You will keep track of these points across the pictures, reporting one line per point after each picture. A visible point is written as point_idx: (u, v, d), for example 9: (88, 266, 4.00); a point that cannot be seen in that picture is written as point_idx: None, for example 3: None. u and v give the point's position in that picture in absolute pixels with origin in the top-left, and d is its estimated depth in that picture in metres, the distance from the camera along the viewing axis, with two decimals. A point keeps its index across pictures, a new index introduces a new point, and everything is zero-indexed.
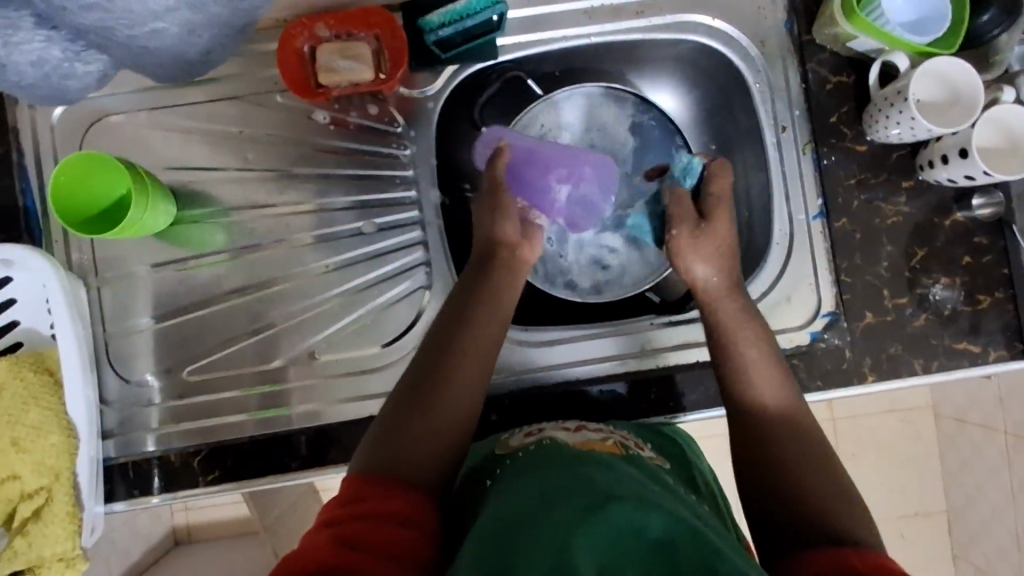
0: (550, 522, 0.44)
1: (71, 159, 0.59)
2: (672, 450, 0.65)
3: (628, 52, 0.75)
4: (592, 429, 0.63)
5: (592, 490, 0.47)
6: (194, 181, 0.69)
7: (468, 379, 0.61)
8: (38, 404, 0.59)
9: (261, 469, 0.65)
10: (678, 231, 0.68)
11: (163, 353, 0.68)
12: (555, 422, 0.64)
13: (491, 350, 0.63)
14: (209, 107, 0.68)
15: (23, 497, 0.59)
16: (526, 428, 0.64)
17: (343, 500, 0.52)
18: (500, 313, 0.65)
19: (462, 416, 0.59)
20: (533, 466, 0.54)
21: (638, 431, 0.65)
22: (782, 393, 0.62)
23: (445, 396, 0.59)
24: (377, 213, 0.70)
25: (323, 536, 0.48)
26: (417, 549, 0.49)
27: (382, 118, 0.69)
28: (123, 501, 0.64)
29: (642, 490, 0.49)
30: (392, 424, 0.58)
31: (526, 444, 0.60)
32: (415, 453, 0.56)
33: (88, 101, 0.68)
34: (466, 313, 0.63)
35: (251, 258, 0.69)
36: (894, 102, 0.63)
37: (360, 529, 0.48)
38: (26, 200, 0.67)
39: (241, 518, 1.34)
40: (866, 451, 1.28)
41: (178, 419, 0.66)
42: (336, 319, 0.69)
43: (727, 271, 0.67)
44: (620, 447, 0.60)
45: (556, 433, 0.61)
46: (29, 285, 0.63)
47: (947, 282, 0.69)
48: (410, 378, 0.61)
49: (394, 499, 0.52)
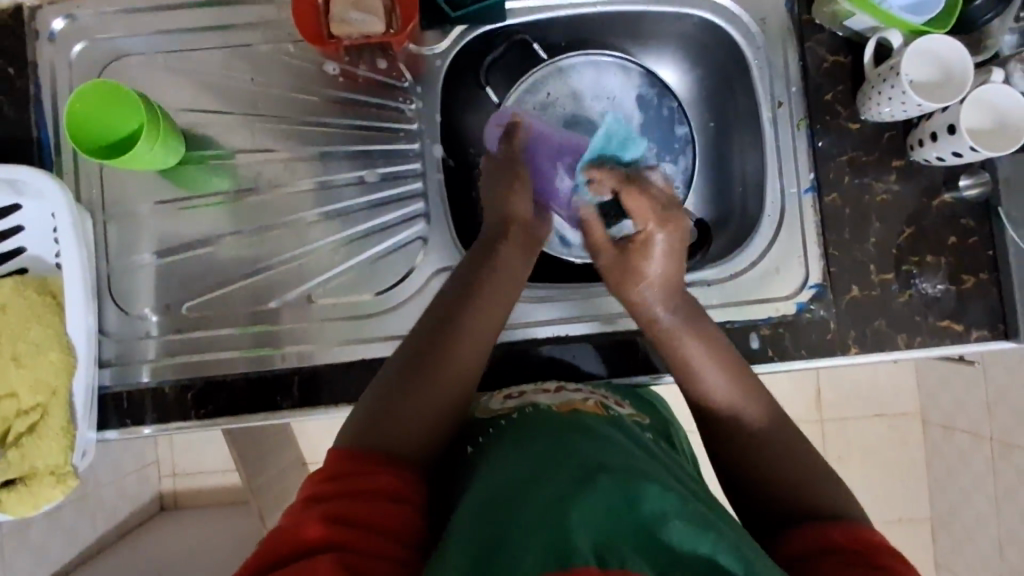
0: (542, 499, 0.45)
1: (86, 87, 0.61)
2: (650, 411, 0.68)
3: (633, 25, 0.77)
4: (571, 389, 0.65)
5: (583, 470, 0.47)
6: (204, 125, 0.71)
7: (469, 361, 0.61)
8: (39, 321, 0.61)
9: (253, 405, 0.66)
10: (602, 258, 0.69)
11: (164, 290, 0.69)
12: (535, 385, 0.66)
13: (490, 329, 0.63)
14: (224, 53, 0.71)
15: (18, 414, 0.60)
16: (505, 392, 0.66)
17: (330, 473, 0.52)
18: (496, 296, 0.65)
19: (455, 395, 0.60)
20: (516, 443, 0.55)
21: (615, 392, 0.68)
22: (744, 382, 0.61)
23: (440, 374, 0.59)
24: (380, 164, 0.72)
25: (314, 511, 0.48)
26: (409, 526, 0.49)
27: (391, 73, 0.71)
28: (116, 429, 0.65)
29: (630, 462, 0.50)
30: (386, 400, 0.58)
31: (518, 408, 0.62)
32: (407, 428, 0.57)
33: (106, 41, 0.70)
34: (466, 294, 0.64)
35: (255, 203, 0.71)
36: (886, 77, 0.65)
37: (352, 507, 0.48)
38: (40, 132, 0.68)
39: (229, 489, 1.34)
40: (853, 454, 1.28)
41: (174, 352, 0.68)
42: (334, 265, 0.70)
43: (658, 283, 0.65)
44: (601, 407, 0.61)
45: (538, 398, 0.63)
46: (37, 210, 0.65)
47: (932, 262, 0.71)
48: (405, 355, 0.61)
49: (386, 473, 0.52)
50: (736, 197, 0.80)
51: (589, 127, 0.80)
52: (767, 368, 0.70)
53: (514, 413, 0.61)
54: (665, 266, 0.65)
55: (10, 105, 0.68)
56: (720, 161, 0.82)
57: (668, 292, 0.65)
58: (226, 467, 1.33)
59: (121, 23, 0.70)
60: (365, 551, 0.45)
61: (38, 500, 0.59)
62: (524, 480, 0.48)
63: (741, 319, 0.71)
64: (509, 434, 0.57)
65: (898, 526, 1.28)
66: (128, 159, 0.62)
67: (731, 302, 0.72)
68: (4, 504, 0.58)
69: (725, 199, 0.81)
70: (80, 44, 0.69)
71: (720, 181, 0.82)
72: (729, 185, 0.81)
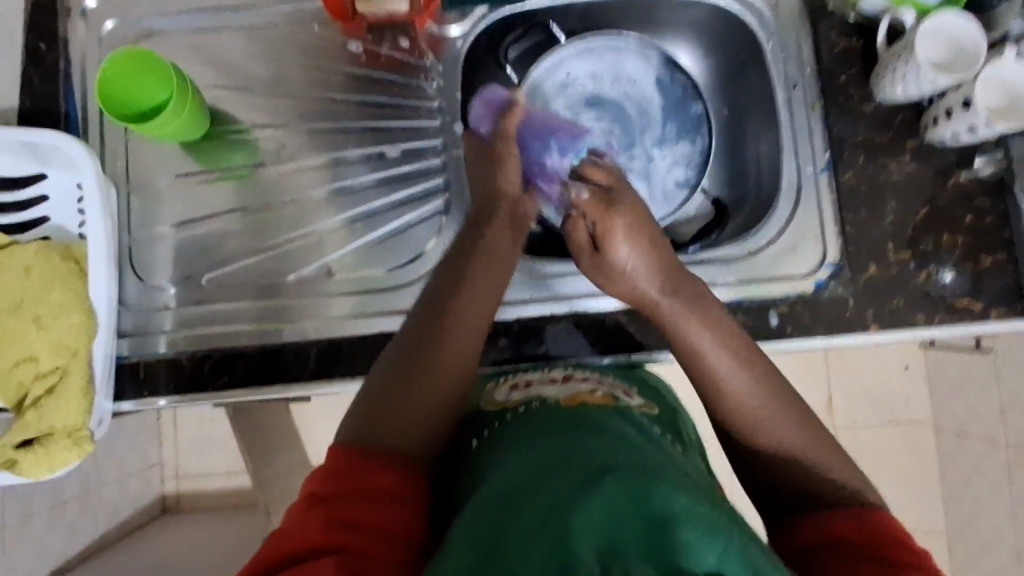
0: (543, 500, 0.42)
1: (116, 57, 0.63)
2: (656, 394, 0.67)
3: (647, 12, 0.79)
4: (578, 378, 0.63)
5: (589, 467, 0.44)
6: (229, 102, 0.72)
7: (462, 351, 0.58)
8: (62, 284, 0.61)
9: (268, 376, 0.65)
10: (581, 262, 0.64)
11: (183, 262, 0.70)
12: (542, 374, 0.64)
13: (485, 316, 0.61)
14: (250, 32, 0.72)
15: (37, 378, 0.60)
16: (511, 380, 0.64)
17: (330, 470, 0.50)
18: (491, 282, 0.62)
19: (455, 386, 0.58)
20: (522, 441, 0.52)
21: (624, 376, 0.66)
22: (757, 376, 0.59)
23: (437, 365, 0.57)
24: (401, 141, 0.73)
25: (315, 514, 0.47)
26: (411, 527, 0.48)
27: (412, 52, 0.73)
28: (131, 400, 0.65)
29: (642, 462, 0.46)
30: (384, 394, 0.56)
31: (523, 403, 0.59)
32: (405, 422, 0.55)
33: (136, 20, 0.72)
34: (458, 281, 0.61)
35: (277, 177, 0.72)
36: (901, 55, 0.67)
37: (351, 508, 0.47)
38: (67, 105, 0.70)
39: (229, 494, 1.29)
40: (873, 462, 1.23)
41: (191, 323, 0.68)
42: (354, 239, 0.71)
43: (647, 271, 0.61)
44: (610, 399, 0.60)
45: (545, 390, 0.60)
46: (61, 179, 0.66)
47: (948, 241, 0.70)
48: (400, 349, 0.58)
49: (388, 472, 0.50)
50: (751, 180, 0.81)
51: (609, 108, 0.82)
52: (787, 346, 0.70)
53: (520, 407, 0.58)
54: (648, 255, 0.61)
55: (39, 78, 0.69)
56: (734, 146, 0.84)
57: (652, 271, 0.61)
58: (232, 468, 1.28)
59: (152, 2, 0.72)
60: (367, 556, 0.45)
61: (55, 463, 0.58)
62: (526, 481, 0.45)
63: (759, 296, 0.71)
64: (515, 431, 0.55)
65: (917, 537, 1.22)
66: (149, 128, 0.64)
67: (746, 279, 0.72)
68: (19, 465, 0.58)
69: (740, 184, 0.83)
70: (111, 21, 0.71)
71: (735, 169, 0.84)
72: (743, 171, 0.83)
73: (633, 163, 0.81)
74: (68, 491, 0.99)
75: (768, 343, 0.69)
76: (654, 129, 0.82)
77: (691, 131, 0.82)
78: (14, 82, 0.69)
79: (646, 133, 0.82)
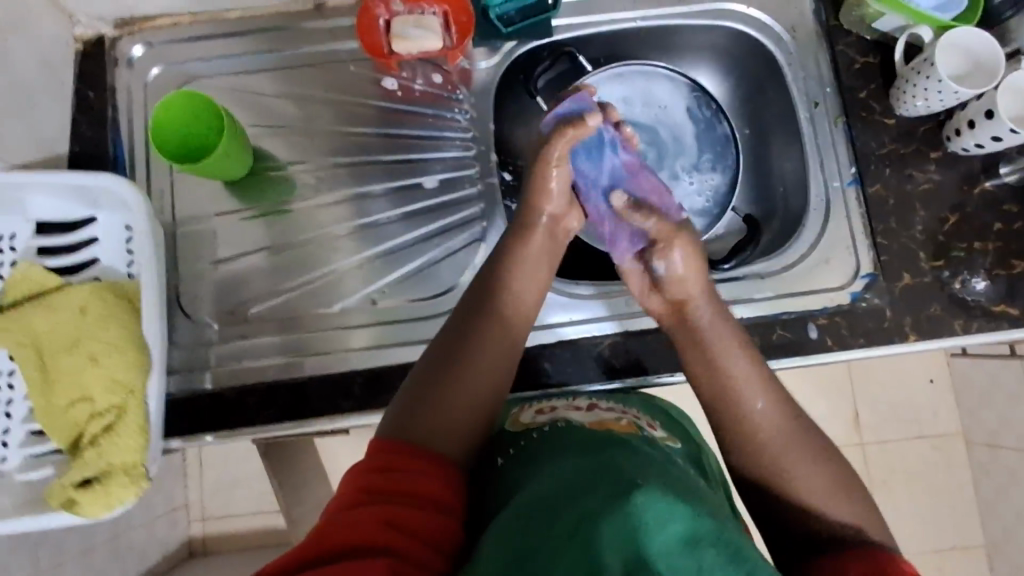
0: (574, 509, 0.41)
1: (157, 116, 0.66)
2: (679, 431, 0.64)
3: (667, 38, 0.81)
4: (604, 408, 0.61)
5: (614, 477, 0.43)
6: (270, 141, 0.75)
7: (499, 361, 0.60)
8: (116, 322, 0.62)
9: (317, 408, 0.66)
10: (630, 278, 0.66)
11: (227, 298, 0.71)
12: (568, 401, 0.63)
13: (517, 323, 0.63)
14: (287, 73, 0.75)
15: (93, 417, 0.60)
16: (537, 405, 0.63)
17: (373, 466, 0.51)
18: (521, 299, 0.64)
19: (485, 397, 0.58)
20: (553, 456, 0.51)
21: (648, 409, 0.64)
22: (776, 409, 0.59)
23: (474, 368, 0.58)
24: (438, 171, 0.74)
25: (362, 512, 0.46)
26: (447, 535, 0.48)
27: (445, 86, 0.75)
28: (180, 437, 0.65)
29: (669, 479, 0.45)
30: (423, 395, 0.57)
31: (541, 424, 0.59)
32: (446, 427, 0.55)
33: (180, 66, 0.74)
34: (500, 285, 0.64)
35: (316, 211, 0.73)
36: (921, 70, 0.69)
37: (395, 511, 0.47)
38: (116, 149, 0.72)
39: (252, 534, 1.27)
40: (906, 476, 1.20)
41: (237, 358, 0.68)
42: (394, 269, 0.72)
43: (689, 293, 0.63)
44: (634, 426, 0.58)
45: (571, 414, 0.59)
46: (111, 221, 0.67)
47: (979, 247, 0.71)
48: (438, 353, 0.60)
49: (428, 478, 0.50)
50: (779, 196, 0.83)
51: (646, 133, 0.85)
52: (828, 359, 0.70)
53: (546, 426, 0.57)
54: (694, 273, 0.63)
55: (88, 125, 0.72)
56: (759, 163, 0.86)
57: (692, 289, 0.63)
58: (261, 507, 1.27)
59: (196, 49, 0.75)
60: (408, 559, 0.44)
61: (112, 502, 0.58)
62: (551, 495, 0.44)
63: (797, 310, 0.71)
64: (540, 451, 0.53)
65: (956, 555, 1.19)
66: (223, 158, 0.66)
67: (780, 294, 0.72)
68: (78, 504, 0.58)
69: (769, 199, 0.84)
70: (156, 68, 0.74)
71: (763, 185, 0.86)
72: (771, 186, 0.84)
73: None
74: (100, 536, 0.98)
75: (808, 356, 0.70)
76: (687, 154, 0.85)
77: (722, 147, 0.83)
78: (63, 129, 0.71)
79: (677, 159, 0.84)
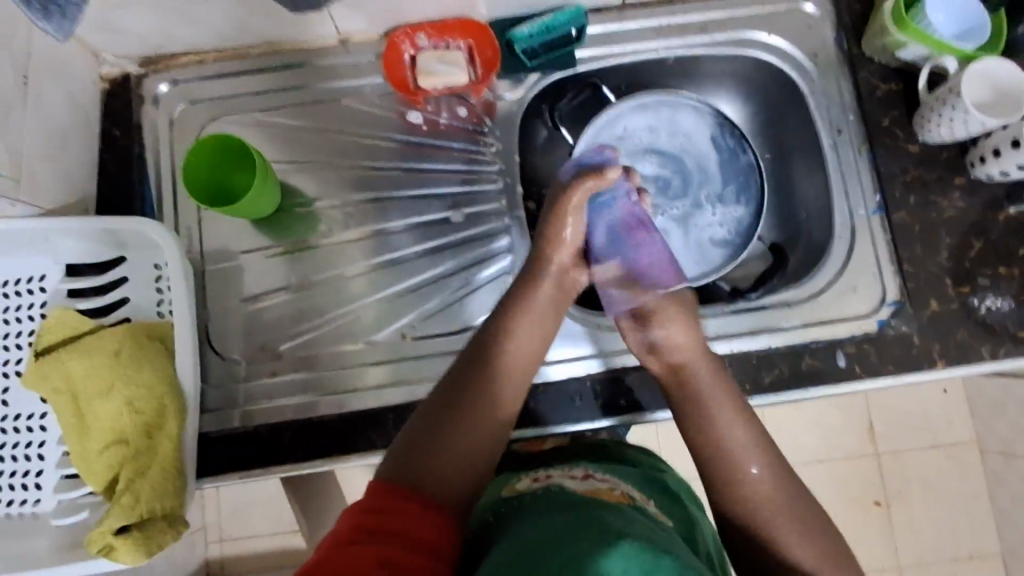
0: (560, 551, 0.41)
1: (194, 157, 0.67)
2: (675, 508, 0.59)
3: (688, 67, 0.82)
4: (598, 478, 0.57)
5: (600, 524, 0.43)
6: (295, 175, 0.75)
7: (502, 408, 0.61)
8: (150, 364, 0.62)
9: (352, 445, 0.66)
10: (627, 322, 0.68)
11: (256, 335, 0.71)
12: (563, 469, 0.58)
13: (521, 367, 0.63)
14: (312, 108, 0.75)
15: (128, 460, 0.61)
16: (532, 474, 0.58)
17: (367, 505, 0.50)
18: (523, 347, 0.64)
19: (482, 449, 0.58)
20: (538, 502, 0.51)
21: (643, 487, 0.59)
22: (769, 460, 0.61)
23: (475, 415, 0.59)
24: (464, 204, 0.74)
25: (360, 548, 0.45)
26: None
27: (470, 119, 0.75)
28: (212, 479, 0.65)
29: (651, 532, 0.45)
30: (423, 440, 0.57)
31: (535, 489, 0.54)
32: (443, 474, 0.56)
33: (205, 102, 0.75)
34: (507, 324, 0.64)
35: (342, 245, 0.73)
36: (947, 99, 0.69)
37: (390, 551, 0.45)
38: (143, 187, 0.72)
39: (268, 556, 1.26)
40: (923, 489, 1.20)
41: (269, 395, 0.68)
42: (422, 303, 0.72)
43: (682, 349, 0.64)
44: (628, 498, 0.54)
45: (564, 482, 0.55)
46: (140, 261, 0.68)
47: (1005, 273, 0.71)
48: (443, 395, 0.60)
49: (426, 522, 0.49)
50: (801, 221, 0.83)
51: (670, 161, 0.85)
52: (859, 387, 0.70)
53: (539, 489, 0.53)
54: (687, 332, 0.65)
55: (116, 164, 0.72)
56: (780, 188, 0.86)
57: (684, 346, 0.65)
58: (279, 529, 1.26)
59: (220, 85, 0.75)
60: None
61: (151, 547, 0.59)
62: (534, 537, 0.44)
63: (825, 337, 0.71)
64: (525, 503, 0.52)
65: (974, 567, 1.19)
66: (264, 183, 0.67)
67: (808, 322, 0.73)
68: (116, 551, 0.58)
69: (792, 224, 0.85)
70: (181, 104, 0.74)
71: (785, 209, 0.86)
72: (793, 211, 0.85)
73: (679, 214, 0.85)
74: None
75: (839, 385, 0.70)
76: (713, 182, 0.85)
77: (745, 174, 0.84)
78: (91, 169, 0.71)
79: (702, 188, 0.85)
